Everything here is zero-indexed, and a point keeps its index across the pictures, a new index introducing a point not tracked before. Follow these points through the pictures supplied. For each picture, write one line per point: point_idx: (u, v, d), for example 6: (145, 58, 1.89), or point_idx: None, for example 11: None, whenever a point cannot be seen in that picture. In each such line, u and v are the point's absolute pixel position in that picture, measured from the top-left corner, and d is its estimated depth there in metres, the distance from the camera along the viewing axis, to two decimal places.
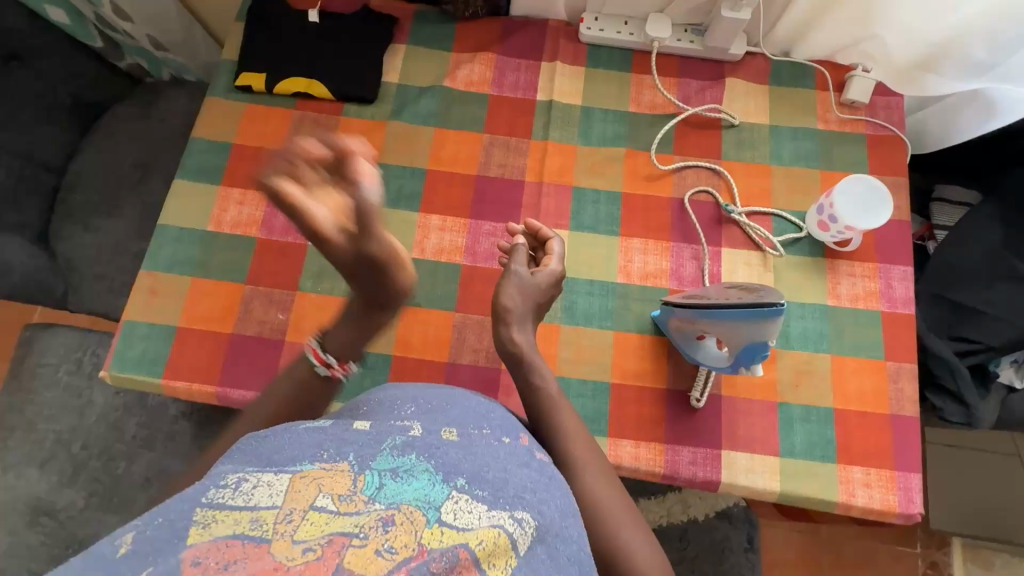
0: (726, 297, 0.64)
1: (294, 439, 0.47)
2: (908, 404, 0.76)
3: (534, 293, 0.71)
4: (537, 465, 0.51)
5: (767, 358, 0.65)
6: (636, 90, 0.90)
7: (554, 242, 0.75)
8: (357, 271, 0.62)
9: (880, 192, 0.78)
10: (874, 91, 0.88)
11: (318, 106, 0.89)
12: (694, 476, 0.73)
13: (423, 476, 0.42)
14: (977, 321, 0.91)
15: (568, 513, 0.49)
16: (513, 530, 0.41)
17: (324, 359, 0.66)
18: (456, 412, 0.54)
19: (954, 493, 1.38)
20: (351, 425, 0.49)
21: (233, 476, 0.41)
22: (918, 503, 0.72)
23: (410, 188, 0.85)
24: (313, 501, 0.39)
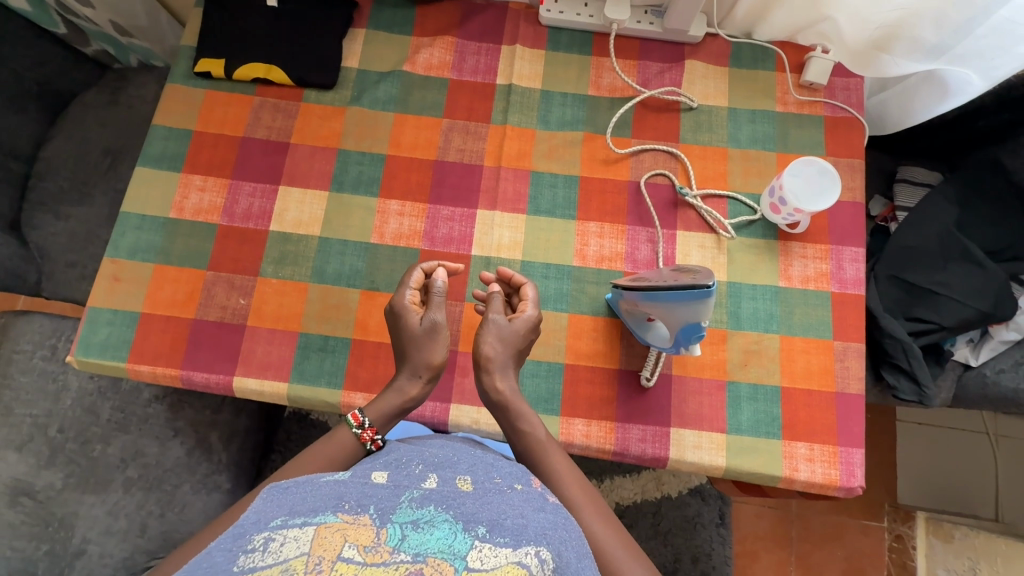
0: (670, 279, 0.65)
1: (314, 489, 0.49)
2: (853, 381, 0.78)
3: (515, 338, 0.68)
4: (552, 508, 0.52)
5: (704, 339, 0.67)
6: (596, 73, 0.90)
7: (528, 286, 0.71)
8: (410, 347, 0.67)
9: (830, 175, 0.79)
10: (834, 73, 0.88)
11: (279, 92, 0.89)
12: (643, 452, 0.76)
13: (444, 526, 0.45)
14: (932, 301, 0.93)
15: (584, 555, 0.50)
16: (536, 570, 0.44)
17: (360, 419, 0.64)
18: (464, 464, 0.56)
19: (918, 468, 1.43)
20: (368, 478, 0.51)
21: (259, 536, 0.42)
22: (860, 476, 0.75)
23: (369, 174, 0.86)
24: (340, 552, 0.41)
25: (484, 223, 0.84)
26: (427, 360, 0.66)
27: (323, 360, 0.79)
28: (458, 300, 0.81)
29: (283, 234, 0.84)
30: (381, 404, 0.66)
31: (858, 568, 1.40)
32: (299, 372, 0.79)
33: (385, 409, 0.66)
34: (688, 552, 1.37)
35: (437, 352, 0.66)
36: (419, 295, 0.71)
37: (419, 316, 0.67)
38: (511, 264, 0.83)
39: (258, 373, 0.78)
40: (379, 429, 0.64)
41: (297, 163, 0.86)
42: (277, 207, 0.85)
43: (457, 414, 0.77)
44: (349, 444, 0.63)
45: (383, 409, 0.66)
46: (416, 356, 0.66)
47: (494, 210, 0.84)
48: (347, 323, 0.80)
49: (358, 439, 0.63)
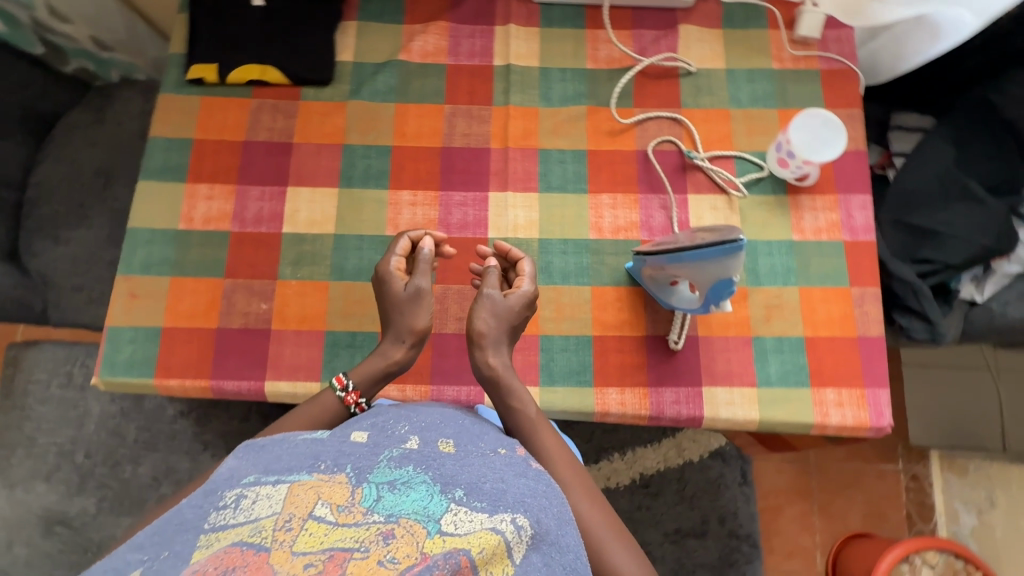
0: (692, 239, 0.66)
1: (293, 449, 0.53)
2: (873, 325, 0.80)
3: (507, 313, 0.68)
4: (534, 474, 0.54)
5: (734, 294, 0.67)
6: (592, 45, 0.90)
7: (526, 262, 0.73)
8: (393, 311, 0.68)
9: (834, 125, 0.81)
10: (825, 26, 0.90)
11: (275, 92, 0.88)
12: (679, 413, 0.77)
13: (422, 488, 0.48)
14: (937, 241, 0.95)
15: (566, 521, 0.53)
16: (510, 536, 0.47)
17: (344, 382, 0.65)
18: (449, 426, 0.58)
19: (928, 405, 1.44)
20: (349, 436, 0.54)
21: (231, 494, 0.47)
22: (888, 415, 0.77)
23: (377, 167, 0.86)
24: (311, 510, 0.44)
25: (498, 205, 0.84)
26: (410, 325, 0.67)
27: (353, 355, 0.79)
28: None
29: (297, 236, 0.83)
30: (364, 368, 0.67)
31: (879, 511, 1.45)
32: (331, 369, 0.79)
33: (367, 374, 0.66)
34: (715, 513, 1.40)
35: (419, 318, 0.67)
36: (405, 262, 0.72)
37: (404, 282, 0.69)
38: (529, 244, 0.83)
39: (289, 375, 0.78)
40: (363, 392, 0.66)
41: (302, 162, 0.86)
42: (288, 209, 0.84)
43: None
44: (332, 405, 0.65)
45: (366, 374, 0.67)
46: (401, 320, 0.67)
47: (506, 191, 0.85)
48: (372, 316, 0.80)
49: (341, 401, 0.65)
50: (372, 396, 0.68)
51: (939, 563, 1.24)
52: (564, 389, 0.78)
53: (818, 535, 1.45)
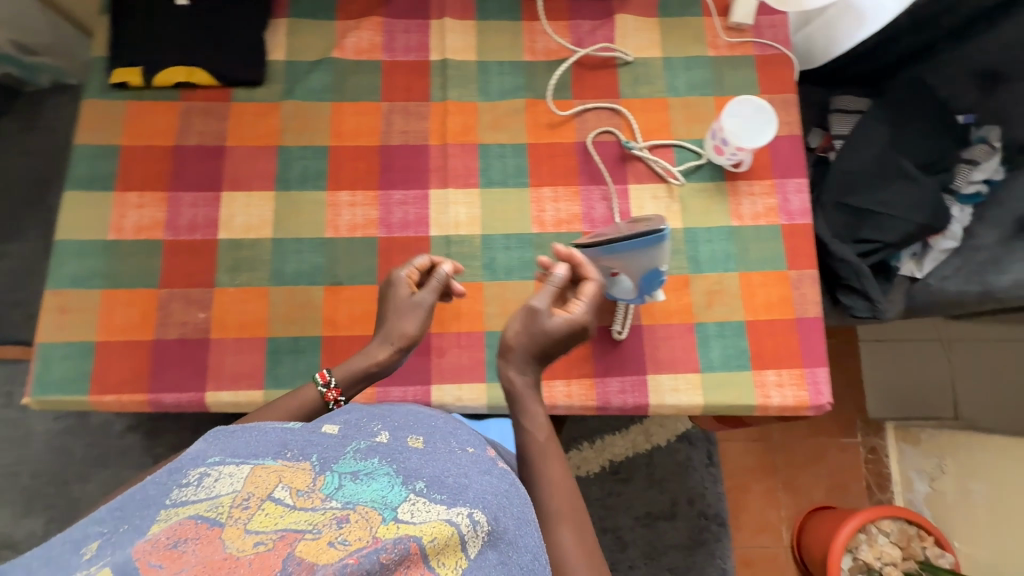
0: (624, 231, 0.68)
1: (260, 436, 0.51)
2: (811, 306, 0.82)
3: (536, 334, 0.62)
4: (498, 472, 0.52)
5: (664, 282, 0.71)
6: (529, 37, 0.90)
7: (589, 284, 0.64)
8: (391, 318, 0.66)
9: (766, 112, 0.81)
10: (758, 12, 0.91)
11: (205, 94, 0.85)
12: (624, 403, 0.78)
13: (383, 479, 0.46)
14: (875, 222, 0.97)
15: (527, 521, 0.49)
16: (466, 530, 0.43)
17: (325, 378, 0.64)
18: (423, 424, 0.56)
19: (884, 378, 1.50)
20: (320, 429, 0.54)
21: (196, 472, 0.46)
22: (826, 393, 0.79)
23: (314, 168, 0.84)
24: (271, 492, 0.44)
25: (438, 203, 0.83)
26: (401, 331, 0.65)
27: (296, 361, 0.78)
28: None
29: (233, 241, 0.81)
30: (348, 366, 0.65)
31: (841, 483, 1.50)
32: (274, 377, 0.77)
33: (349, 372, 0.65)
34: (684, 495, 1.43)
35: (412, 326, 0.65)
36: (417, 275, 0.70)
37: (411, 291, 0.67)
38: (472, 240, 0.82)
39: (231, 385, 0.77)
40: (344, 390, 0.65)
41: (236, 166, 0.83)
42: (223, 214, 0.82)
43: (439, 395, 0.77)
44: (310, 400, 0.63)
45: (349, 371, 0.65)
46: (393, 324, 0.66)
47: (446, 188, 0.84)
48: (314, 321, 0.79)
49: (320, 397, 0.64)
50: (353, 394, 0.66)
51: (893, 530, 1.28)
52: None
53: (784, 510, 1.49)
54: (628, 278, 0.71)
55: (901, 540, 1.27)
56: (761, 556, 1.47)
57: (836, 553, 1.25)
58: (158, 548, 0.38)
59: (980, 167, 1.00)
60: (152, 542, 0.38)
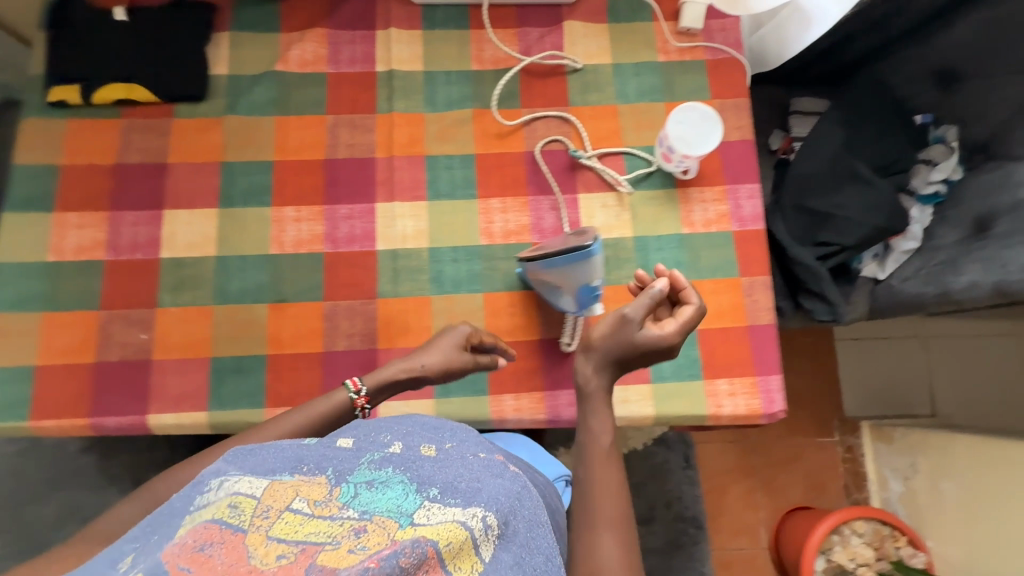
0: (559, 245, 0.68)
1: (278, 452, 0.51)
2: (763, 313, 0.81)
3: (613, 342, 0.61)
4: (511, 475, 0.51)
5: (600, 295, 0.71)
6: (477, 46, 0.88)
7: (690, 307, 0.64)
8: (434, 355, 0.70)
9: (712, 118, 0.80)
10: (708, 16, 0.90)
11: (146, 110, 0.84)
12: (575, 415, 0.77)
13: (397, 487, 0.46)
14: (833, 224, 0.96)
15: (537, 526, 0.49)
16: (479, 533, 0.43)
17: (360, 385, 0.67)
18: (435, 430, 0.55)
19: (861, 376, 1.55)
20: (334, 442, 0.53)
21: (216, 483, 0.46)
22: (779, 401, 0.78)
23: (258, 183, 0.83)
24: (289, 503, 0.43)
25: (385, 216, 0.82)
26: (438, 367, 0.69)
27: (239, 381, 0.76)
28: (370, 297, 0.80)
29: (175, 260, 0.80)
30: (383, 375, 0.68)
31: (819, 483, 1.49)
32: (217, 398, 0.76)
33: (382, 380, 0.68)
34: (661, 499, 1.42)
35: (443, 369, 0.69)
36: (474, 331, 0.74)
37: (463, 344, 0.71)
38: (419, 253, 0.81)
39: (173, 406, 0.75)
40: (372, 399, 0.68)
41: (178, 183, 0.82)
42: (165, 232, 0.80)
43: (387, 412, 0.76)
44: (342, 403, 0.66)
45: (381, 381, 0.68)
46: (436, 358, 0.69)
47: (393, 201, 0.83)
48: (258, 339, 0.78)
49: (351, 402, 0.66)
50: (377, 402, 0.69)
51: (867, 531, 1.27)
52: (460, 399, 0.77)
53: (762, 511, 1.49)
54: (567, 292, 0.71)
55: (875, 540, 1.26)
56: (739, 558, 1.46)
57: (809, 555, 1.25)
58: (185, 552, 0.39)
59: (937, 167, 0.99)
60: (179, 546, 0.39)
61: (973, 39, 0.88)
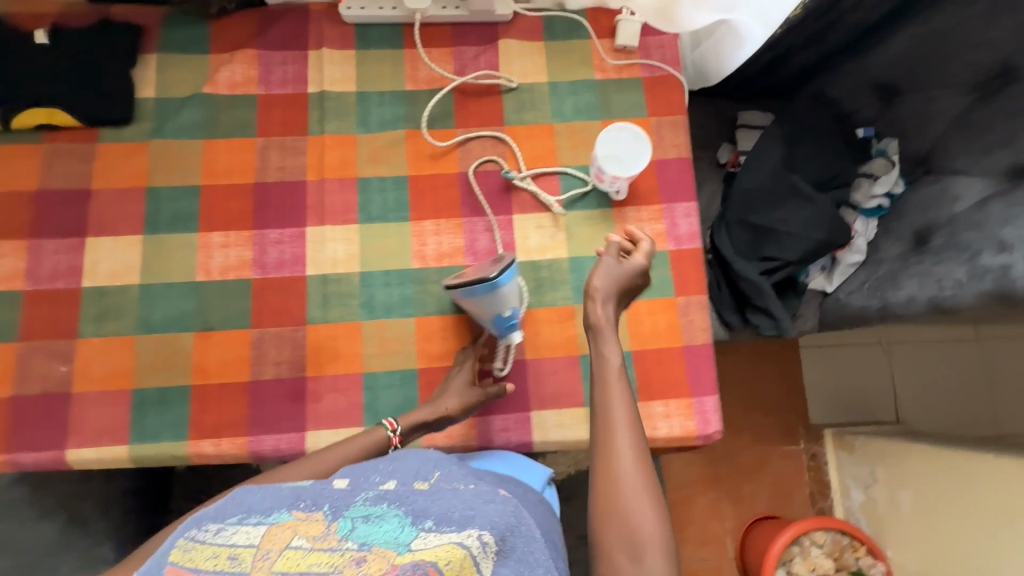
0: (468, 276, 0.68)
1: (276, 494, 0.55)
2: (699, 333, 0.81)
3: (614, 282, 0.71)
4: (502, 498, 0.55)
5: (515, 325, 0.73)
6: (410, 65, 0.87)
7: (645, 242, 0.73)
8: (452, 394, 0.73)
9: (643, 139, 0.79)
10: (645, 33, 0.89)
11: (69, 135, 0.82)
12: (508, 441, 0.77)
13: (394, 520, 0.50)
14: (776, 239, 0.95)
15: (531, 540, 0.54)
16: (476, 551, 0.48)
17: (394, 424, 0.72)
18: (426, 469, 0.60)
19: (826, 383, 1.53)
20: (329, 482, 0.57)
21: (218, 529, 0.51)
22: (715, 422, 0.78)
23: (185, 208, 0.81)
24: (289, 542, 0.48)
25: (315, 240, 0.81)
26: (455, 406, 0.72)
27: (163, 413, 0.75)
28: (299, 323, 0.78)
29: (98, 289, 0.78)
30: (414, 415, 0.73)
31: (784, 491, 1.49)
32: (139, 431, 0.74)
33: (413, 420, 0.73)
34: None
35: (459, 407, 0.72)
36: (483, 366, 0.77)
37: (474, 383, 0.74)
38: (350, 278, 0.80)
39: (93, 441, 0.73)
40: (406, 437, 0.72)
41: (102, 209, 0.80)
42: (87, 260, 0.79)
43: (315, 441, 0.75)
44: (377, 443, 0.71)
45: (412, 421, 0.72)
46: (454, 396, 0.73)
47: (324, 225, 0.81)
48: (182, 369, 0.76)
49: (386, 440, 0.71)
50: (411, 440, 0.74)
51: (826, 542, 1.26)
52: None
53: (728, 521, 1.48)
54: (483, 319, 0.73)
55: (834, 551, 1.25)
56: (704, 569, 1.46)
57: (770, 566, 1.24)
58: None
59: (879, 180, 0.98)
60: None
61: (906, 54, 0.88)
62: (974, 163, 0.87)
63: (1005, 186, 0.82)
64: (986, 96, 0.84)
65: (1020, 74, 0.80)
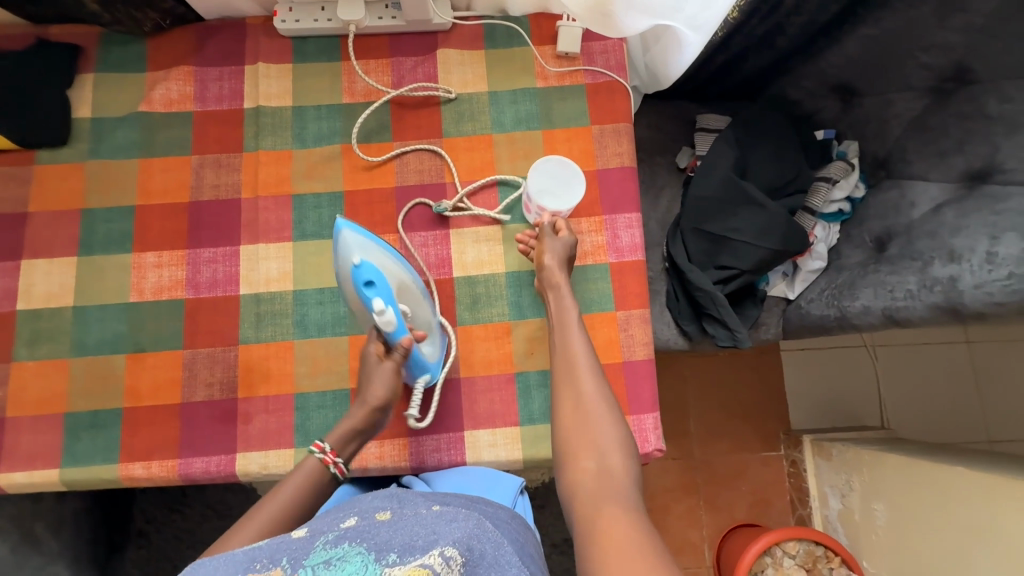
0: None
1: (229, 560, 0.49)
2: (639, 348, 0.79)
3: (564, 249, 0.76)
4: (464, 516, 0.55)
5: (372, 282, 0.67)
6: (348, 78, 0.86)
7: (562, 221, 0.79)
8: (370, 387, 0.72)
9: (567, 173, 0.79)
10: (588, 38, 0.87)
11: (7, 158, 0.83)
12: (440, 461, 0.76)
13: (357, 559, 0.47)
14: (730, 248, 0.93)
15: (500, 548, 0.54)
16: (441, 568, 0.47)
17: (321, 445, 0.70)
18: (384, 503, 0.58)
19: (810, 385, 1.49)
20: (286, 536, 0.52)
21: None
22: (653, 440, 0.76)
23: (119, 229, 0.81)
24: None
25: (249, 259, 0.80)
26: (376, 396, 0.71)
27: (96, 436, 0.75)
28: (231, 344, 0.78)
29: (32, 312, 0.78)
30: (340, 427, 0.71)
31: (764, 499, 1.46)
32: (71, 455, 0.74)
33: (341, 432, 0.71)
34: None
35: (382, 392, 0.71)
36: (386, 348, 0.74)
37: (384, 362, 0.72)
38: (283, 297, 0.79)
39: (26, 464, 0.74)
40: (340, 452, 0.70)
41: (38, 232, 0.81)
42: (21, 283, 0.79)
43: (245, 463, 0.74)
44: (313, 467, 0.69)
45: (340, 434, 0.71)
46: (370, 387, 0.71)
47: (257, 243, 0.81)
48: (116, 391, 0.76)
49: (320, 462, 0.69)
50: (349, 452, 0.71)
51: (800, 552, 1.23)
52: None
53: (706, 529, 1.45)
54: (355, 300, 0.70)
55: (807, 562, 1.22)
56: None
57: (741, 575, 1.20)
58: None
59: (838, 185, 0.94)
60: None
61: (861, 55, 0.86)
62: (931, 168, 0.83)
63: (960, 192, 0.79)
64: (942, 98, 0.81)
65: (975, 76, 0.78)
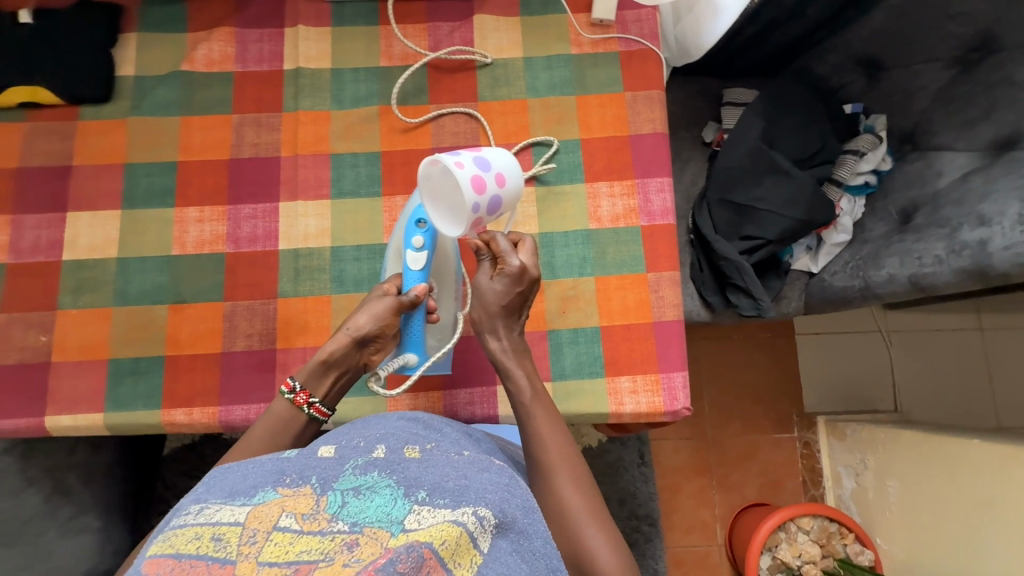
0: None
1: (259, 469, 0.51)
2: (669, 309, 0.80)
3: (497, 298, 0.70)
4: (496, 468, 0.55)
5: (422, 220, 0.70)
6: (386, 42, 0.87)
7: (497, 239, 0.70)
8: (353, 319, 0.70)
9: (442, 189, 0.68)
10: (623, 7, 0.88)
11: (50, 113, 0.84)
12: (473, 414, 0.78)
13: (385, 492, 0.48)
14: (756, 218, 0.93)
15: (532, 509, 0.54)
16: (473, 527, 0.47)
17: (291, 384, 0.69)
18: (413, 435, 0.59)
19: (827, 368, 1.50)
20: (316, 452, 0.54)
21: (199, 506, 0.47)
22: (682, 398, 0.78)
23: (161, 184, 0.83)
24: (276, 522, 0.44)
25: (288, 216, 0.82)
26: (355, 326, 0.70)
27: (137, 383, 0.77)
28: (270, 297, 0.79)
29: (76, 262, 0.80)
30: (308, 366, 0.71)
31: (775, 480, 1.47)
32: (113, 400, 0.76)
33: (309, 368, 0.70)
34: (615, 495, 1.40)
35: (363, 323, 0.69)
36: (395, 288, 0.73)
37: (378, 296, 0.71)
38: (321, 253, 0.81)
39: (70, 408, 0.76)
40: (312, 392, 0.69)
41: (81, 185, 0.82)
42: (65, 235, 0.81)
43: None
44: (284, 407, 0.68)
45: (309, 369, 0.70)
46: (354, 317, 0.70)
47: (296, 200, 0.82)
48: (157, 340, 0.78)
49: (291, 403, 0.68)
50: (320, 389, 0.70)
51: (814, 528, 1.24)
52: (356, 399, 0.78)
53: (718, 508, 1.46)
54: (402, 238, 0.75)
55: (821, 537, 1.23)
56: (693, 555, 1.43)
57: (755, 553, 1.22)
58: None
59: (866, 157, 0.96)
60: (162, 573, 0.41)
61: (888, 27, 0.88)
62: (958, 138, 0.85)
63: (988, 160, 0.81)
64: (968, 68, 0.84)
65: (1000, 44, 0.79)
